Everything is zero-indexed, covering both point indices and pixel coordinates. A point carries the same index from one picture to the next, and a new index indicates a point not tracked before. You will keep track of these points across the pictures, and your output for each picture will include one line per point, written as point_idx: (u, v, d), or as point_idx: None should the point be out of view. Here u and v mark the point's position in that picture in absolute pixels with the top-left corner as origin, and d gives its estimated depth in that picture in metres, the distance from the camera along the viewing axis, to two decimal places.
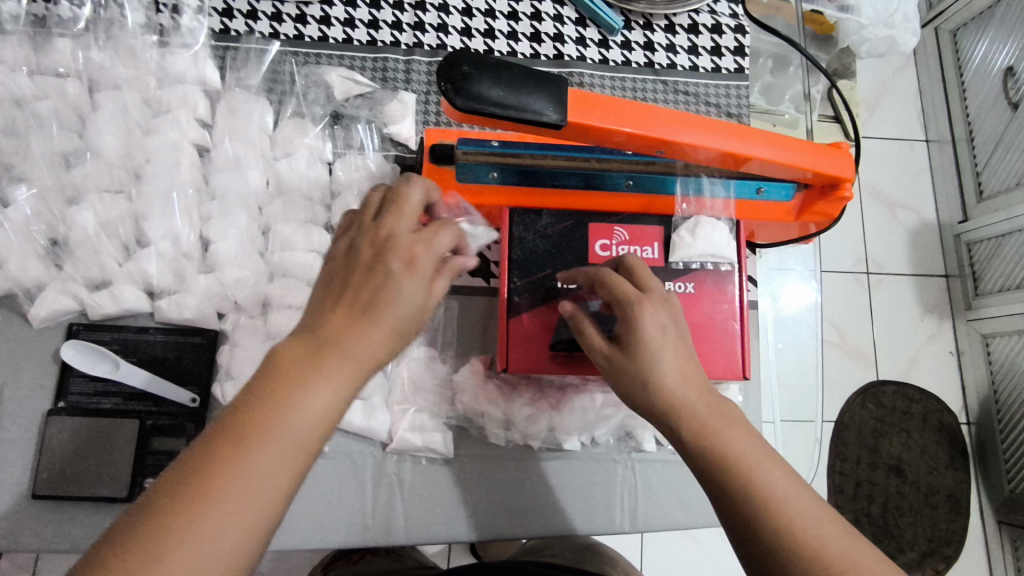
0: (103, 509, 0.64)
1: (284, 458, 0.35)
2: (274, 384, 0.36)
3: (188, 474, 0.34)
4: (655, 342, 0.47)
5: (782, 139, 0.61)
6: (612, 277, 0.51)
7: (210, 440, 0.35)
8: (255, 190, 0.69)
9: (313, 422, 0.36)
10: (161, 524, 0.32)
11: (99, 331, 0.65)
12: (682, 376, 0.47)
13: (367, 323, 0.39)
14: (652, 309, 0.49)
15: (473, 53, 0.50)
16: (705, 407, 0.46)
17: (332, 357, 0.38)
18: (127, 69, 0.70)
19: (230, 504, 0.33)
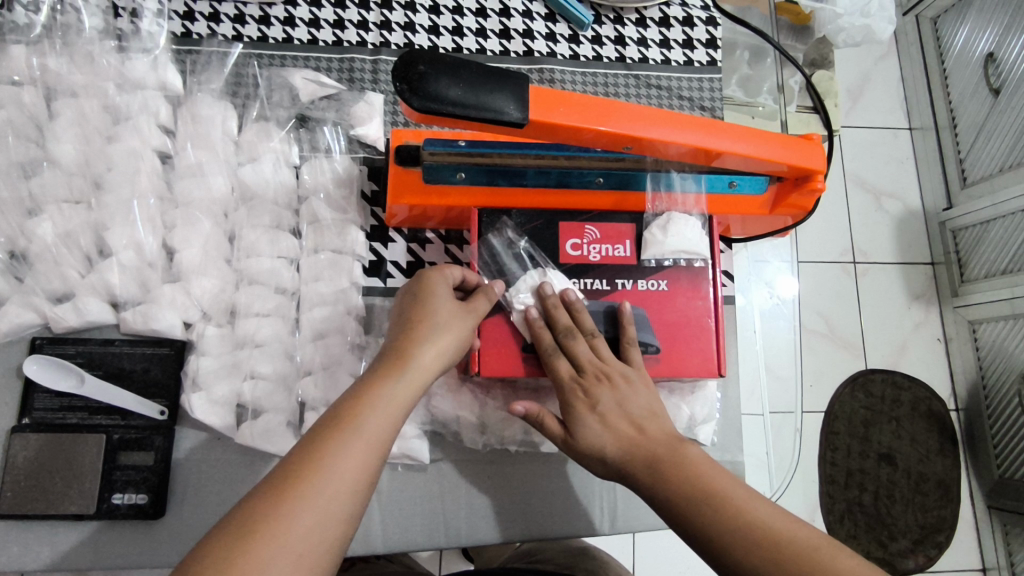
0: (71, 526, 0.63)
1: (369, 452, 0.44)
2: (360, 395, 0.47)
3: (291, 466, 0.42)
4: (594, 430, 0.55)
5: (752, 132, 0.60)
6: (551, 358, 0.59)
7: (309, 440, 0.44)
8: (219, 196, 0.68)
9: (388, 426, 0.46)
10: (279, 498, 0.40)
11: (63, 344, 0.64)
12: (627, 447, 0.54)
13: (425, 352, 0.51)
14: (585, 387, 0.57)
15: (429, 52, 0.48)
16: (671, 457, 0.52)
17: (404, 374, 0.49)
18: (85, 76, 0.68)
19: (342, 467, 0.42)
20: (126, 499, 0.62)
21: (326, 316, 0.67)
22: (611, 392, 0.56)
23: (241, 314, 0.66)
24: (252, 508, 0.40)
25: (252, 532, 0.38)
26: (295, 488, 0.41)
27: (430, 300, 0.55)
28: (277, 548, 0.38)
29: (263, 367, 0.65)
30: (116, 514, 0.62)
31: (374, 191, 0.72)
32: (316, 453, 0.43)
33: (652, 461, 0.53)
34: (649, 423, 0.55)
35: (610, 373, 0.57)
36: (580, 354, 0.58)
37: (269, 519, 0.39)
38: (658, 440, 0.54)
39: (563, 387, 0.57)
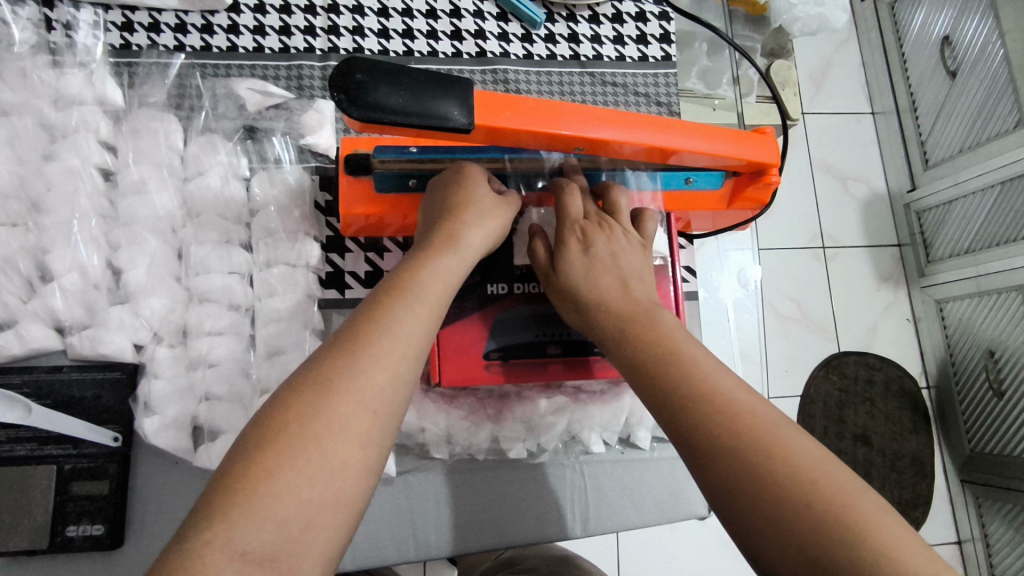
0: (23, 561, 0.60)
1: (424, 319, 0.44)
2: (408, 273, 0.46)
3: (350, 331, 0.41)
4: (582, 266, 0.53)
5: (704, 128, 0.60)
6: (565, 198, 0.57)
7: (365, 307, 0.43)
8: (165, 213, 0.66)
9: (444, 290, 0.47)
10: (346, 350, 0.40)
11: (8, 373, 0.61)
12: (607, 294, 0.51)
13: (469, 234, 0.51)
14: (588, 230, 0.55)
15: (367, 59, 0.46)
16: (643, 316, 0.49)
17: (451, 255, 0.49)
18: (17, 93, 0.65)
19: (405, 322, 0.42)
20: (80, 531, 0.60)
21: (282, 331, 0.65)
22: (607, 240, 0.54)
23: (193, 333, 0.64)
24: (317, 369, 0.39)
25: (326, 381, 0.38)
26: (359, 350, 0.40)
27: (469, 186, 0.54)
28: (356, 391, 0.38)
29: (219, 388, 0.64)
30: (71, 547, 0.60)
31: (328, 202, 0.71)
32: (379, 312, 0.42)
33: (630, 317, 0.49)
34: (637, 283, 0.52)
35: (613, 227, 0.55)
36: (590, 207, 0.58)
37: (335, 375, 0.38)
38: (637, 298, 0.50)
39: (567, 221, 0.56)
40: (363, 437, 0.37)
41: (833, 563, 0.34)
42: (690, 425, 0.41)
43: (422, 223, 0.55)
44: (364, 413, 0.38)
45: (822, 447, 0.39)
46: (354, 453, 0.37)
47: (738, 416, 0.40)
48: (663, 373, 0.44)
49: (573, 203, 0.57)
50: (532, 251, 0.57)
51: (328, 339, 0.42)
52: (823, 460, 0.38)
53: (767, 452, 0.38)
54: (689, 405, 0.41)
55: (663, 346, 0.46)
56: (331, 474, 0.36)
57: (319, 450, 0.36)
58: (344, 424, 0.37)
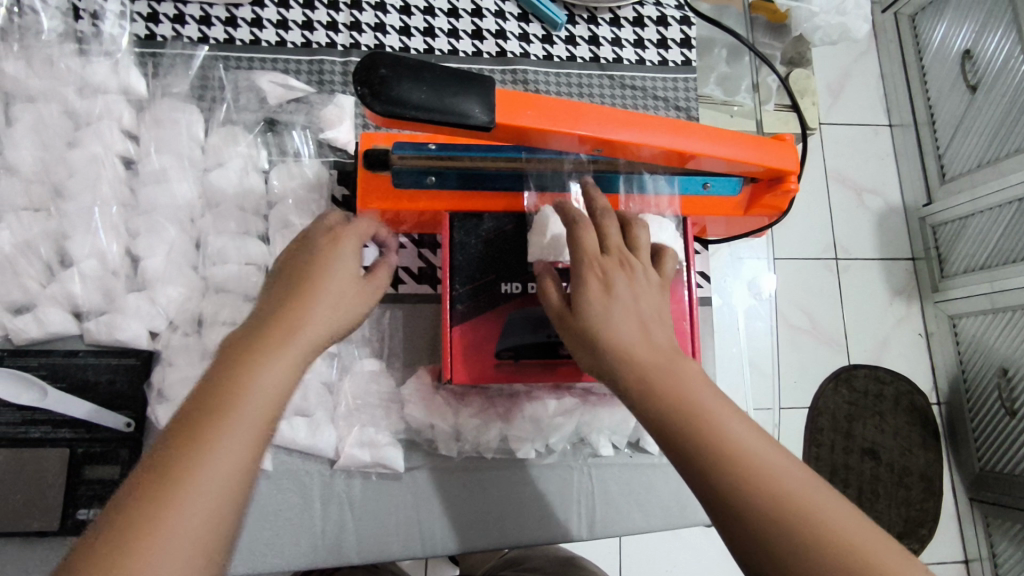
0: (34, 543, 0.61)
1: (287, 373, 0.42)
2: (267, 333, 0.43)
3: (208, 396, 0.39)
4: (604, 309, 0.48)
5: (723, 133, 0.59)
6: (581, 232, 0.52)
7: (222, 367, 0.41)
8: (185, 203, 0.66)
9: (308, 348, 0.44)
10: (201, 418, 0.38)
11: (25, 356, 0.62)
12: (632, 342, 0.46)
13: (328, 287, 0.48)
14: (608, 270, 0.50)
15: (390, 55, 0.47)
16: (667, 367, 0.45)
17: (309, 320, 0.45)
18: (43, 80, 0.66)
19: (261, 383, 0.40)
20: (91, 515, 0.60)
21: None
22: (627, 280, 0.50)
23: (208, 323, 0.65)
24: (178, 434, 0.38)
25: (177, 457, 0.37)
26: (218, 419, 0.38)
27: (337, 250, 0.51)
28: (211, 464, 0.37)
29: None
30: (81, 530, 0.60)
31: (345, 196, 0.71)
32: (233, 375, 0.40)
33: (651, 364, 0.45)
34: (657, 329, 0.48)
35: (632, 264, 0.51)
36: (610, 237, 0.53)
37: (196, 444, 0.37)
38: (659, 345, 0.47)
39: (584, 258, 0.50)
40: (224, 505, 0.36)
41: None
42: (718, 486, 0.40)
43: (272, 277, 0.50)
44: (220, 488, 0.36)
45: (848, 505, 0.40)
46: (207, 527, 0.36)
47: (767, 481, 0.39)
48: (687, 432, 0.42)
49: (589, 239, 0.51)
50: (545, 295, 0.53)
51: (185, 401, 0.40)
52: (855, 523, 0.38)
53: (804, 521, 0.38)
54: (719, 467, 0.40)
55: (685, 402, 0.43)
56: (191, 531, 0.35)
57: (173, 514, 0.35)
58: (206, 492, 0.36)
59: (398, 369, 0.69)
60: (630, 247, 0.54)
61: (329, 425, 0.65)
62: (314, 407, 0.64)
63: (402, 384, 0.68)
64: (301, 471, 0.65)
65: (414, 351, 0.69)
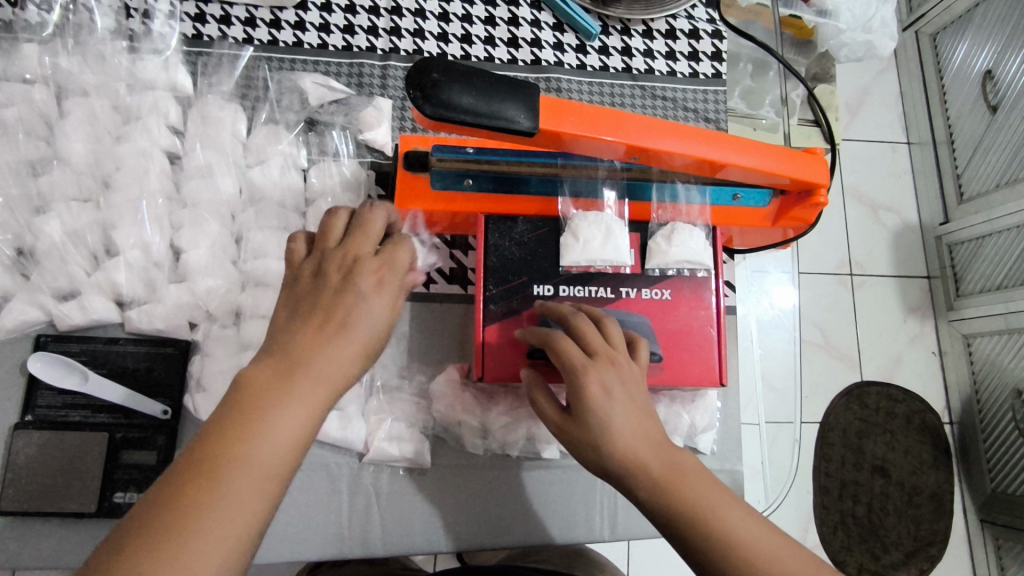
0: (71, 523, 0.62)
1: (317, 398, 0.39)
2: (272, 391, 0.38)
3: (199, 463, 0.35)
4: (599, 425, 0.46)
5: (757, 146, 0.61)
6: (561, 342, 0.50)
7: (251, 383, 0.39)
8: (227, 198, 0.68)
9: (343, 370, 0.41)
10: (224, 439, 0.36)
11: (67, 342, 0.63)
12: (637, 442, 0.45)
13: (347, 339, 0.41)
14: (598, 374, 0.47)
15: (443, 60, 0.49)
16: (671, 469, 0.44)
17: (312, 377, 0.39)
18: (96, 76, 0.69)
19: (287, 406, 0.38)
20: (127, 499, 0.61)
21: None
22: (620, 377, 0.48)
23: (246, 315, 0.66)
24: (158, 512, 0.34)
25: (199, 477, 0.35)
26: (205, 497, 0.34)
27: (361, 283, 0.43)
28: (230, 490, 0.35)
29: None
30: (117, 513, 0.61)
31: (381, 196, 0.72)
32: (264, 395, 0.38)
33: (654, 463, 0.45)
34: (653, 428, 0.47)
35: (620, 361, 0.49)
36: (590, 339, 0.50)
37: (190, 509, 0.34)
38: (658, 442, 0.46)
39: (572, 369, 0.48)
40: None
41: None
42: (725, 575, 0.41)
43: (285, 308, 0.43)
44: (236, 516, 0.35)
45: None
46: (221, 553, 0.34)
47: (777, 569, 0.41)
48: (694, 529, 0.43)
49: (572, 348, 0.49)
50: (541, 410, 0.51)
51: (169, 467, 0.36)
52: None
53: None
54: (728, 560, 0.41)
55: (692, 501, 0.43)
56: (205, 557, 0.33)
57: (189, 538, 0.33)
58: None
59: (427, 366, 0.70)
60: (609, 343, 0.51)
61: (359, 419, 0.66)
62: (348, 400, 0.66)
63: (431, 380, 0.70)
64: (330, 463, 0.66)
65: (443, 349, 0.71)
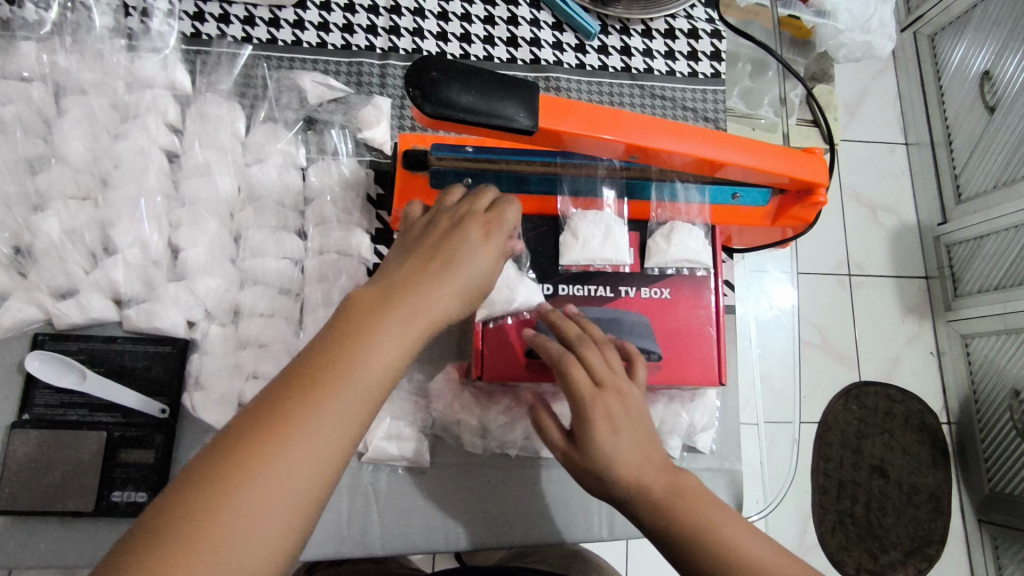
0: (69, 523, 0.62)
1: (427, 308, 0.40)
2: (364, 333, 0.37)
3: (277, 408, 0.34)
4: (603, 455, 0.47)
5: (756, 145, 0.61)
6: (568, 366, 0.49)
7: (368, 295, 0.40)
8: (226, 197, 0.68)
9: (453, 295, 0.42)
10: (342, 335, 0.37)
11: (65, 341, 0.63)
12: (640, 468, 0.46)
13: (457, 266, 0.43)
14: (603, 405, 0.48)
15: (442, 59, 0.49)
16: (672, 492, 0.45)
17: (407, 322, 0.39)
18: (94, 74, 0.69)
19: (400, 310, 0.39)
20: (125, 497, 0.61)
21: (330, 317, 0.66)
22: (625, 406, 0.48)
23: (245, 314, 0.66)
24: (228, 453, 0.33)
25: (321, 371, 0.36)
26: (324, 389, 0.35)
27: (466, 239, 0.45)
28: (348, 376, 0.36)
29: (266, 367, 0.65)
30: (115, 512, 0.61)
31: (380, 195, 0.72)
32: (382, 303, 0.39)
33: (659, 490, 0.45)
34: (656, 451, 0.47)
35: (625, 389, 0.49)
36: (595, 365, 0.49)
37: (311, 391, 0.35)
38: (659, 466, 0.46)
39: (578, 399, 0.48)
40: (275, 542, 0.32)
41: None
42: None
43: (397, 260, 0.45)
44: (352, 407, 0.35)
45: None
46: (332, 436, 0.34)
47: None
48: (701, 552, 0.42)
49: (578, 372, 0.49)
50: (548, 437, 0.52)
51: (245, 407, 0.35)
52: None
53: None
54: None
55: (694, 524, 0.43)
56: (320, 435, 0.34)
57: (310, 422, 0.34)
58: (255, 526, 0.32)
59: (426, 365, 0.70)
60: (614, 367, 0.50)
61: None
62: None
63: (429, 379, 0.69)
64: None
65: (442, 348, 0.71)
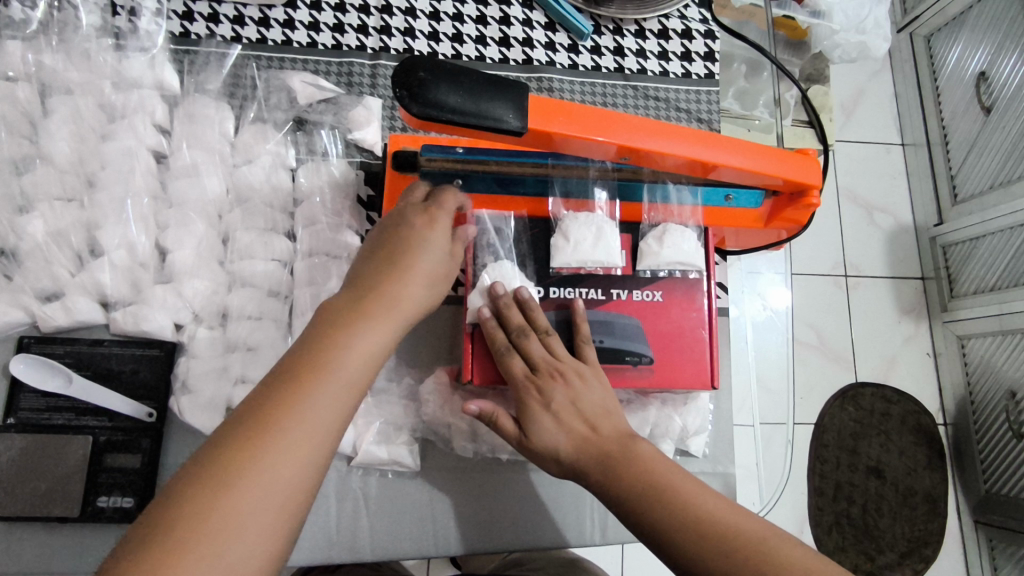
0: (54, 528, 0.61)
1: (394, 308, 0.47)
2: (341, 336, 0.43)
3: (265, 411, 0.39)
4: (544, 431, 0.55)
5: (749, 147, 0.60)
6: (505, 358, 0.57)
7: (342, 307, 0.46)
8: (214, 198, 0.67)
9: (413, 296, 0.49)
10: (323, 339, 0.43)
11: (51, 344, 0.62)
12: (579, 444, 0.53)
13: (416, 270, 0.50)
14: (539, 390, 0.56)
15: (429, 58, 0.48)
16: (616, 455, 0.51)
17: (382, 321, 0.45)
18: (81, 74, 0.68)
19: (373, 314, 0.46)
20: (111, 503, 0.60)
21: None
22: (564, 389, 0.55)
23: (233, 316, 0.66)
24: (222, 458, 0.37)
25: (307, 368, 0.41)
26: (312, 381, 0.40)
27: (424, 242, 0.52)
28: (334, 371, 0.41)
29: (255, 371, 0.64)
30: (100, 517, 0.60)
31: (370, 196, 0.71)
32: (355, 308, 0.45)
33: (601, 460, 0.51)
34: (602, 422, 0.54)
35: (562, 370, 0.56)
36: (533, 353, 0.57)
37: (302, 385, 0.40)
38: (605, 436, 0.53)
39: (517, 386, 0.57)
40: (277, 528, 0.36)
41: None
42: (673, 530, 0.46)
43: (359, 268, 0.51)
44: (338, 393, 0.41)
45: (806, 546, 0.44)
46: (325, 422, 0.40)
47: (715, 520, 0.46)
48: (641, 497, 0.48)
49: (513, 362, 0.57)
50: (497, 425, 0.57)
51: (230, 415, 0.39)
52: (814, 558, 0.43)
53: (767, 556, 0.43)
54: (674, 517, 0.46)
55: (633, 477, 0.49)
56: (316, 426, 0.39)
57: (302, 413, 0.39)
58: (253, 516, 0.35)
59: (417, 368, 0.69)
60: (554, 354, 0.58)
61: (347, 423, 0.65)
62: None
63: (420, 383, 0.69)
64: None
65: (433, 351, 0.70)
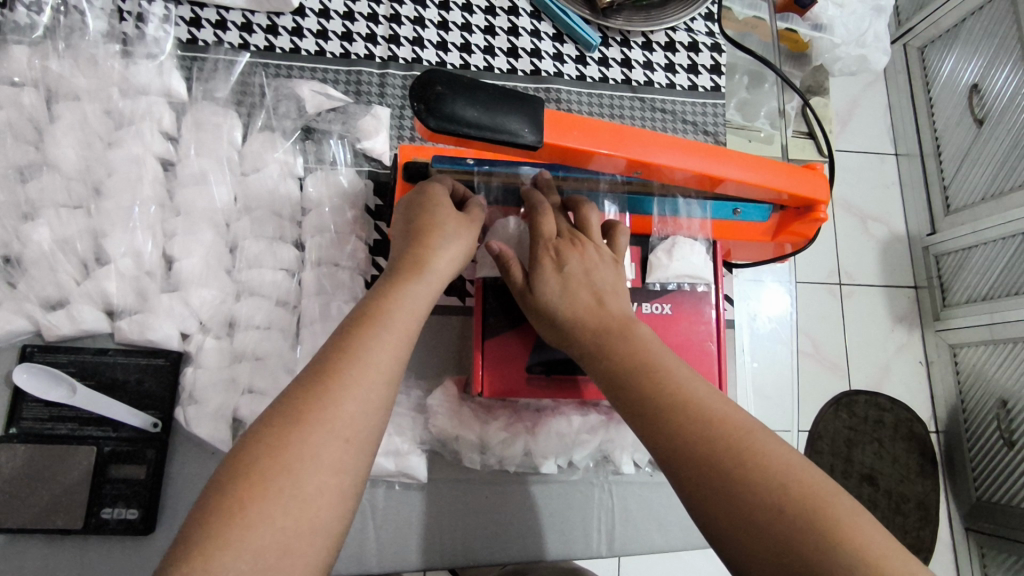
0: (56, 541, 0.60)
1: (437, 270, 0.49)
2: (386, 292, 0.45)
3: (325, 360, 0.40)
4: (553, 288, 0.52)
5: (758, 161, 0.61)
6: (536, 215, 0.57)
7: (387, 279, 0.47)
8: (222, 206, 0.67)
9: (452, 259, 0.51)
10: (378, 299, 0.44)
11: (55, 353, 0.61)
12: (582, 310, 0.51)
13: (448, 233, 0.52)
14: (563, 253, 0.54)
15: (447, 72, 0.48)
16: (617, 326, 0.49)
17: (421, 275, 0.47)
18: (88, 79, 0.67)
19: (420, 278, 0.47)
20: (115, 514, 0.60)
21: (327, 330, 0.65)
22: (580, 259, 0.54)
23: (241, 326, 0.65)
24: (289, 404, 0.37)
25: (367, 319, 0.42)
26: (369, 329, 0.41)
27: (447, 207, 0.53)
28: (387, 321, 0.42)
29: (262, 382, 0.64)
30: (104, 529, 0.59)
31: (378, 206, 0.71)
32: (401, 276, 0.47)
33: (599, 330, 0.49)
34: (611, 298, 0.52)
35: (585, 243, 0.55)
36: (559, 224, 0.58)
37: (363, 335, 0.41)
38: (608, 309, 0.51)
39: (540, 239, 0.55)
40: (347, 463, 0.37)
41: (812, 568, 0.33)
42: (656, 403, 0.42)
43: (391, 244, 0.53)
44: (394, 339, 0.42)
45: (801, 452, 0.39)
46: (383, 367, 0.40)
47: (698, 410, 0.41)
48: (637, 377, 0.44)
49: (544, 220, 0.56)
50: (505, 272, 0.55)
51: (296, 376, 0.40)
52: (802, 463, 0.38)
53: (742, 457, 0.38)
54: (657, 405, 0.42)
55: (636, 356, 0.46)
56: (375, 369, 0.40)
57: (363, 359, 0.40)
58: (321, 453, 0.36)
59: (424, 380, 0.69)
60: (583, 230, 0.58)
61: None
62: None
63: (427, 395, 0.69)
64: None
65: (440, 362, 0.70)
